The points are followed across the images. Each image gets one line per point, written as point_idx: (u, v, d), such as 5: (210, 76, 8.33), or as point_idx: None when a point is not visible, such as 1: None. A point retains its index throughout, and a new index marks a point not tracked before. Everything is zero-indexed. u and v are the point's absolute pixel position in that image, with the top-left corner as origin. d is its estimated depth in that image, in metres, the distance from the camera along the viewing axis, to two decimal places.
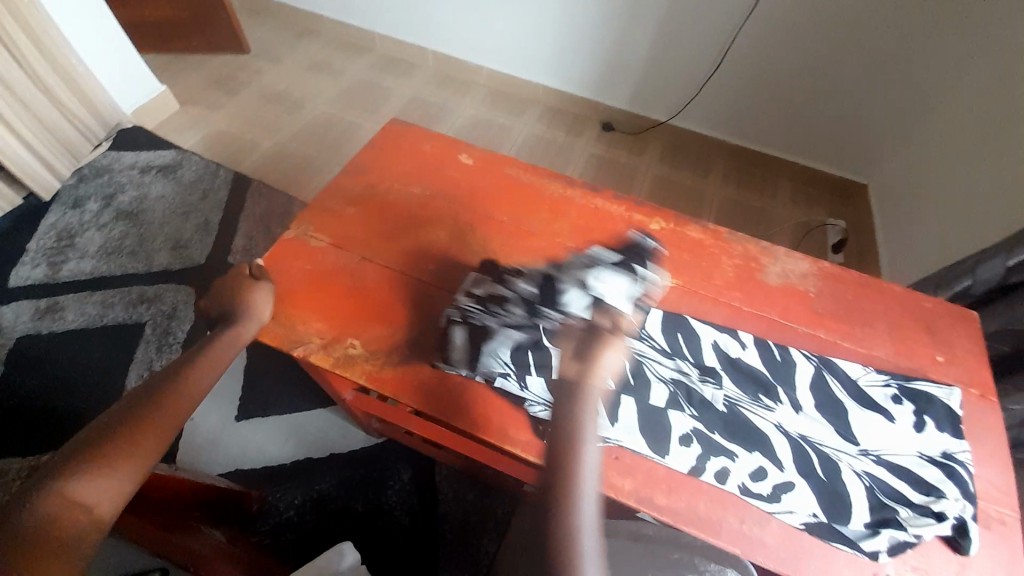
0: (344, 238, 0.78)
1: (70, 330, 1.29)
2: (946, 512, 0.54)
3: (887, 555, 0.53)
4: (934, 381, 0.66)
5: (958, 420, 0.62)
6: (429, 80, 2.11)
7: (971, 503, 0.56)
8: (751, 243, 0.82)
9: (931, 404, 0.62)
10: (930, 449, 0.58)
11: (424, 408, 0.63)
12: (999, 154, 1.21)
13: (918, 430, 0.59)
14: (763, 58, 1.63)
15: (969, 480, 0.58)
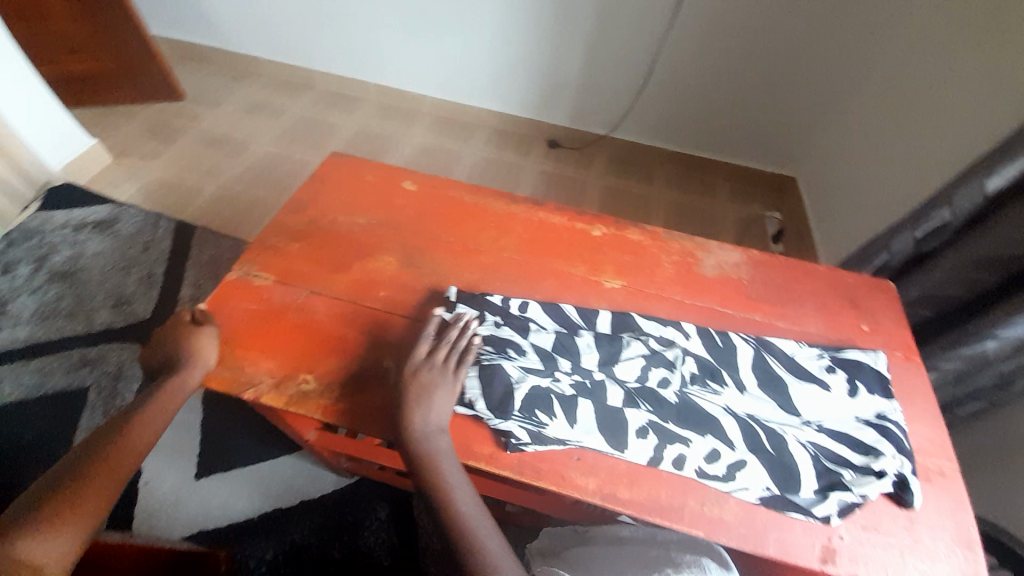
0: (290, 273, 0.77)
1: (7, 402, 1.19)
2: (888, 469, 0.58)
3: (837, 516, 0.57)
4: (862, 348, 0.71)
5: (887, 382, 0.67)
6: (374, 111, 2.14)
7: (908, 459, 0.60)
8: (688, 240, 0.87)
9: (859, 370, 0.67)
10: (863, 412, 0.63)
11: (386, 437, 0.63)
12: (898, 139, 1.35)
13: (852, 395, 0.64)
14: (687, 77, 1.77)
15: (903, 437, 0.62)
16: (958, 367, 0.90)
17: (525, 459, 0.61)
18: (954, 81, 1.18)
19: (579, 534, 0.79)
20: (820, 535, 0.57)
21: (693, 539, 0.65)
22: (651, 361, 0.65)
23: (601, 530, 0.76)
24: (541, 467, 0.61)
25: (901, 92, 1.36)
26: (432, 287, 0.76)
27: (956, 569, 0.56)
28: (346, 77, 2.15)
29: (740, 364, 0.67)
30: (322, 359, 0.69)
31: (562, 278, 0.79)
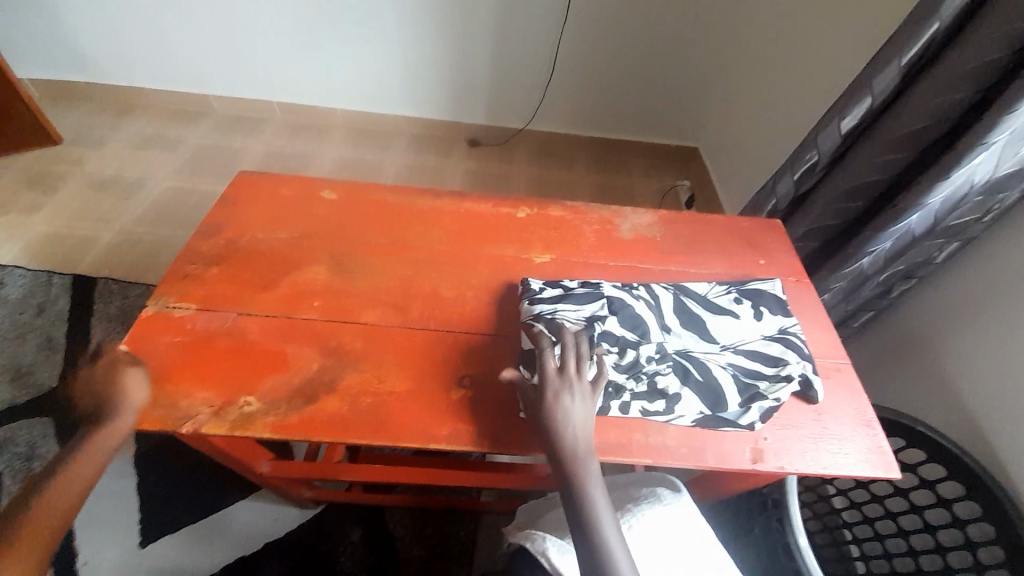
0: (212, 299, 0.74)
1: None
2: (794, 372, 0.68)
3: (760, 422, 0.65)
4: (761, 279, 0.82)
5: (785, 303, 0.77)
6: (281, 131, 2.07)
7: (809, 363, 0.70)
8: (604, 210, 0.93)
9: (761, 298, 0.76)
10: (769, 331, 0.72)
11: (343, 439, 0.63)
12: (776, 99, 1.54)
13: (757, 318, 0.73)
14: (590, 63, 1.89)
15: (803, 345, 0.72)
16: (845, 286, 1.04)
17: (484, 432, 0.64)
18: (814, 42, 1.37)
19: (552, 502, 0.85)
20: (747, 441, 0.66)
21: (645, 479, 0.80)
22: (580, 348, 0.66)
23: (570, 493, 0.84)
24: (500, 436, 0.64)
25: (773, 55, 1.55)
26: (369, 288, 0.77)
27: (861, 445, 0.66)
28: (245, 99, 2.07)
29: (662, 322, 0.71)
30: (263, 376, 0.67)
31: (495, 260, 0.83)
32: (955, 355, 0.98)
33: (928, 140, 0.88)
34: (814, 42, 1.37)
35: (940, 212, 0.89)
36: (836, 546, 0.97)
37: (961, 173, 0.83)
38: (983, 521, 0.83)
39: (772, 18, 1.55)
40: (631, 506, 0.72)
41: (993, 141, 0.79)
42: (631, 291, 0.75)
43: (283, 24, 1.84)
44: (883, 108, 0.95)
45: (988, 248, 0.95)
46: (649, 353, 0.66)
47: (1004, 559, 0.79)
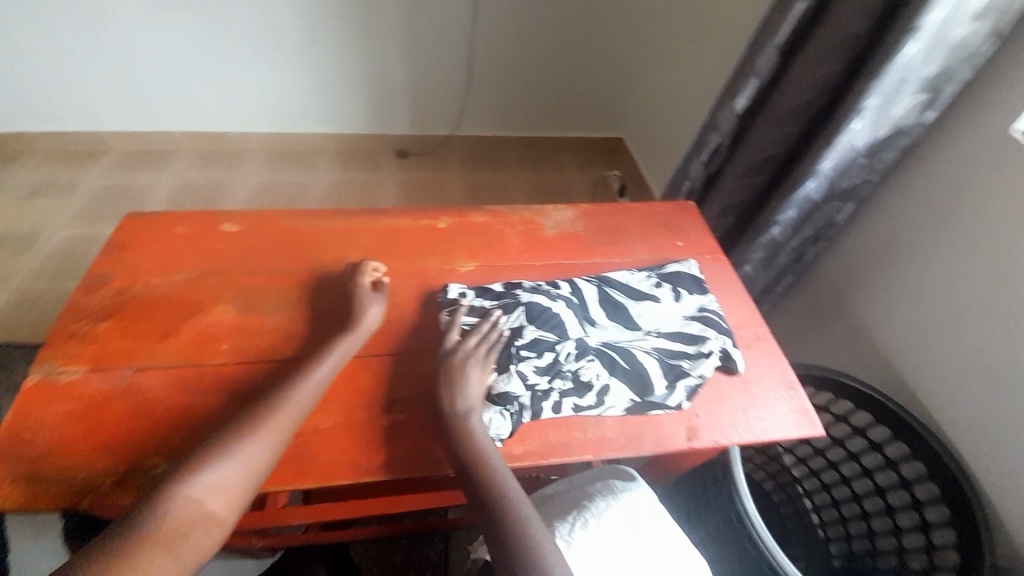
0: (105, 357, 0.67)
1: None
2: (714, 348, 0.72)
3: (687, 401, 0.68)
4: (678, 261, 0.86)
5: (702, 282, 0.81)
6: (191, 162, 1.93)
7: (728, 337, 0.74)
8: (526, 210, 0.93)
9: (680, 279, 0.80)
10: (688, 310, 0.76)
11: (283, 487, 0.58)
12: (689, 85, 1.62)
13: (678, 300, 0.77)
14: (508, 62, 1.90)
15: (721, 320, 0.76)
16: (762, 254, 1.11)
17: (420, 455, 0.62)
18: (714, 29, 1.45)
19: None
20: (681, 421, 0.67)
21: (596, 473, 0.80)
22: (498, 359, 0.67)
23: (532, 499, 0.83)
24: (438, 456, 0.62)
25: (681, 44, 1.63)
26: (281, 321, 0.72)
27: (786, 406, 0.70)
28: (145, 132, 1.92)
29: (588, 318, 0.73)
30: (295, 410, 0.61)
31: (419, 275, 0.80)
32: (867, 306, 1.06)
33: (813, 111, 0.94)
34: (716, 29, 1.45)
35: (833, 176, 0.96)
36: (790, 503, 1.07)
37: (843, 141, 0.90)
38: (914, 460, 0.92)
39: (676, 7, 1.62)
40: (587, 503, 0.72)
41: (867, 105, 0.85)
42: (553, 291, 0.76)
43: (177, 47, 1.72)
44: (769, 86, 1.00)
45: (879, 205, 1.04)
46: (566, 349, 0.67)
47: (940, 494, 0.87)
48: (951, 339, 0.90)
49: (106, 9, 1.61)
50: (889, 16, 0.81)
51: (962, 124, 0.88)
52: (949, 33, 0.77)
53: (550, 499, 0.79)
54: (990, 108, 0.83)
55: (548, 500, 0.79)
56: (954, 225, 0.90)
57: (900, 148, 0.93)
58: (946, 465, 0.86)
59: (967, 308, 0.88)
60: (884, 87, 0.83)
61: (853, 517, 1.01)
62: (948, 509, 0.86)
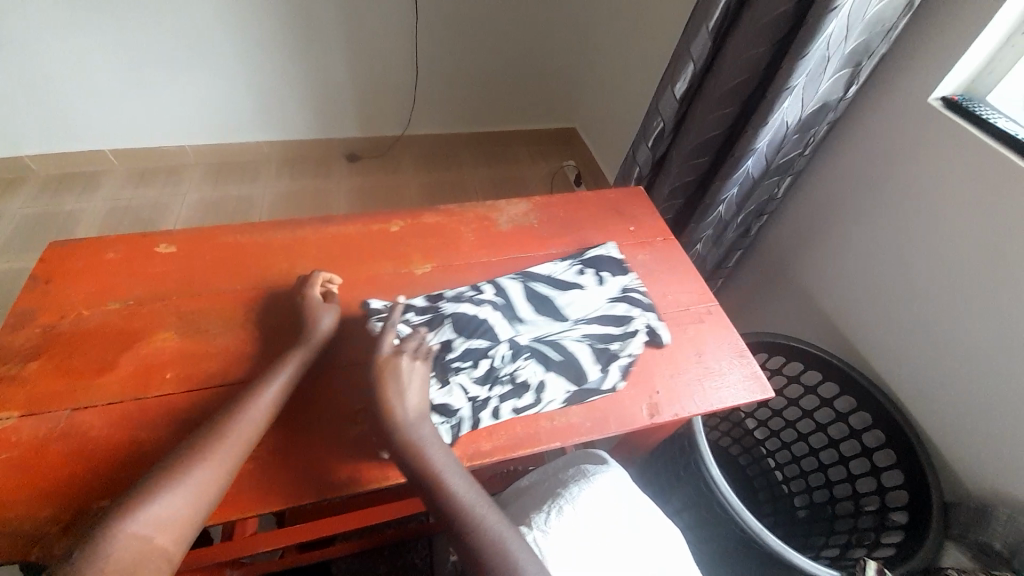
0: (38, 400, 0.63)
1: None
2: (639, 325, 0.75)
3: (622, 380, 0.70)
4: (597, 245, 0.88)
5: (622, 263, 0.85)
6: (124, 181, 1.82)
7: (653, 312, 0.78)
8: (480, 207, 0.93)
9: (600, 262, 0.84)
10: (611, 293, 0.79)
11: (248, 513, 0.56)
12: (635, 72, 1.65)
13: (601, 284, 0.80)
14: (455, 58, 1.88)
15: (644, 297, 0.80)
16: (712, 232, 1.15)
17: (388, 463, 0.61)
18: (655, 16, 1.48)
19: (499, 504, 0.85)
20: (642, 398, 0.69)
21: (570, 459, 0.82)
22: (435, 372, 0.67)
23: (513, 491, 0.84)
24: (405, 461, 0.61)
25: (626, 33, 1.66)
26: (231, 342, 0.69)
27: (740, 373, 0.74)
28: (69, 152, 1.78)
29: (517, 318, 0.73)
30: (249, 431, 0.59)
31: (374, 282, 0.79)
32: (810, 272, 1.13)
33: (747, 92, 0.97)
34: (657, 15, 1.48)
35: (769, 153, 1.00)
36: (756, 464, 1.13)
37: (776, 119, 0.94)
38: (861, 410, 0.99)
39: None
40: (562, 490, 0.73)
41: (795, 84, 0.89)
42: (478, 297, 0.75)
43: (97, 59, 1.61)
44: (704, 70, 1.03)
45: (814, 176, 1.09)
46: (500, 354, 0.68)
47: (886, 439, 0.95)
48: (886, 298, 0.97)
49: (10, 22, 1.49)
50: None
51: (883, 96, 0.93)
52: (865, 11, 0.81)
53: (529, 490, 0.80)
54: (907, 79, 0.89)
55: (527, 491, 0.80)
56: (882, 192, 0.96)
57: (829, 122, 0.99)
58: (889, 411, 0.93)
59: (899, 268, 0.95)
60: (809, 66, 0.86)
61: (812, 470, 1.07)
62: (894, 452, 0.94)
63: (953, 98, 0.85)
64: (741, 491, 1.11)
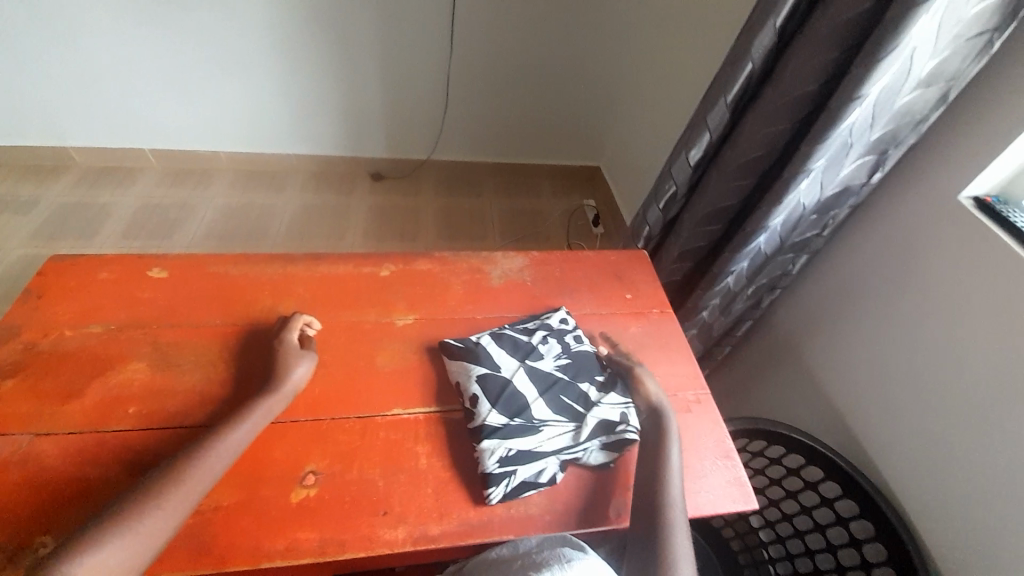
0: (2, 421, 0.63)
1: None
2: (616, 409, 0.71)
3: (562, 470, 0.65)
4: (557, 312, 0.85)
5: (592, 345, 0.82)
6: (157, 180, 1.90)
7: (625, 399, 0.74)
8: (475, 257, 0.91)
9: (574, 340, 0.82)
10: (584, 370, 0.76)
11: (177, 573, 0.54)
12: (662, 123, 1.63)
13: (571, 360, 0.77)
14: (484, 92, 1.91)
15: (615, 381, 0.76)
16: (719, 302, 1.10)
17: (327, 536, 0.58)
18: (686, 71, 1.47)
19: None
20: (612, 494, 0.65)
21: (558, 537, 0.60)
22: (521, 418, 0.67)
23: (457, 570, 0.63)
24: (343, 537, 0.58)
25: (656, 83, 1.65)
26: (200, 381, 0.68)
27: (721, 477, 0.69)
28: (112, 148, 1.88)
29: (487, 380, 0.70)
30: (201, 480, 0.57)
31: (352, 330, 0.77)
32: (821, 357, 1.06)
33: (764, 167, 0.94)
34: (688, 70, 1.46)
35: (784, 231, 0.96)
36: (748, 553, 0.99)
37: (792, 199, 0.89)
38: (863, 517, 0.90)
39: (652, 47, 1.64)
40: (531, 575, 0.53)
41: (814, 167, 0.84)
42: (537, 344, 0.76)
43: (147, 66, 1.70)
44: (721, 140, 1.00)
45: (832, 257, 1.04)
46: (489, 418, 0.67)
47: (886, 555, 0.86)
48: (900, 399, 0.90)
49: (75, 27, 1.60)
50: (834, 81, 0.80)
51: (911, 185, 0.88)
52: (892, 102, 0.77)
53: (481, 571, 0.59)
54: (937, 172, 0.83)
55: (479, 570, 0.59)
56: (904, 285, 0.90)
57: (850, 206, 0.94)
58: (893, 525, 0.85)
59: (916, 368, 0.88)
60: (830, 150, 0.82)
61: (807, 573, 0.95)
62: (895, 571, 0.84)
63: (985, 199, 0.79)
64: None
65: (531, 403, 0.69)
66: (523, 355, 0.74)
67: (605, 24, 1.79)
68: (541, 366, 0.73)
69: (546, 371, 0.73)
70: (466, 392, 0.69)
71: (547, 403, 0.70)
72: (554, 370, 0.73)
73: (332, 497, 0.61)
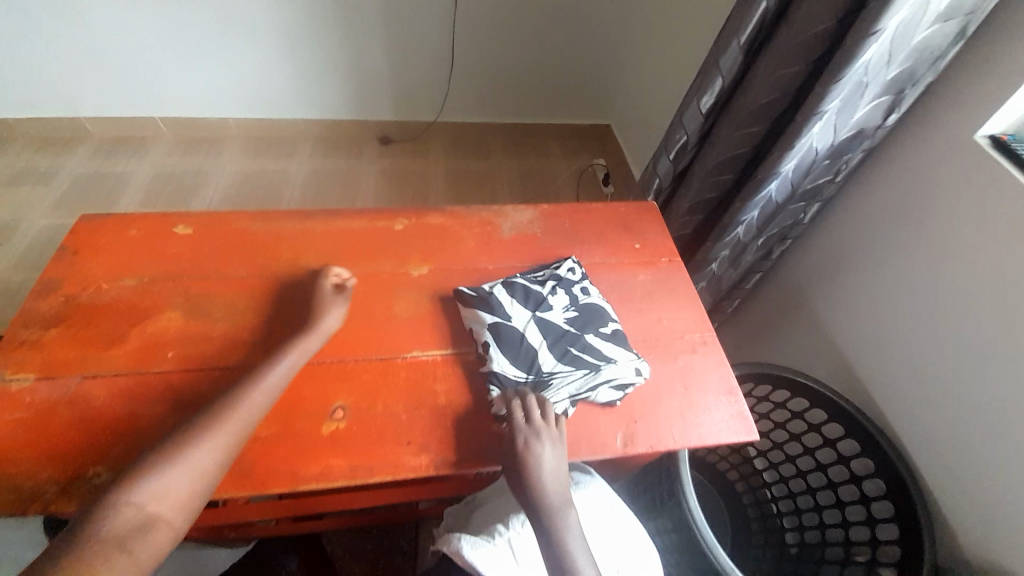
0: (51, 365, 0.68)
1: None
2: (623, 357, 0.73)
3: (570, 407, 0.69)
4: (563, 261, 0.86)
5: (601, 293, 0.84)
6: (170, 148, 1.92)
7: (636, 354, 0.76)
8: (486, 210, 0.93)
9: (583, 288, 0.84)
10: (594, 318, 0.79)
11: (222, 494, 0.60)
12: (674, 74, 1.58)
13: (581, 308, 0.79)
14: (490, 48, 1.86)
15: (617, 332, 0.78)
16: (728, 253, 1.11)
17: (357, 463, 0.63)
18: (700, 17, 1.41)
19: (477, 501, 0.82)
20: (620, 427, 0.70)
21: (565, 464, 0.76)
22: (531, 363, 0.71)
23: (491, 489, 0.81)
24: (372, 463, 0.63)
25: (668, 32, 1.59)
26: (229, 329, 0.73)
27: (725, 412, 0.72)
28: (123, 118, 1.89)
29: (498, 328, 0.73)
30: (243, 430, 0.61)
31: (370, 280, 0.80)
32: (829, 305, 1.07)
33: (777, 112, 0.92)
34: (703, 15, 1.40)
35: (795, 178, 0.95)
36: (752, 494, 1.08)
37: (803, 143, 0.88)
38: (864, 456, 0.94)
39: None
40: None
41: (827, 109, 0.83)
42: (548, 293, 0.78)
43: (149, 30, 1.68)
44: (734, 86, 0.98)
45: (844, 205, 1.03)
46: (500, 363, 0.70)
47: (885, 490, 0.91)
48: (905, 343, 0.91)
49: None
50: (852, 16, 0.78)
51: (928, 127, 0.86)
52: (911, 37, 0.75)
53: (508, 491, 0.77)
54: (955, 112, 0.81)
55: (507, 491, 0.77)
56: (916, 229, 0.89)
57: (864, 150, 0.93)
58: (893, 461, 0.89)
59: (923, 312, 0.89)
60: (844, 91, 0.80)
61: (807, 509, 1.04)
62: (893, 504, 0.90)
63: (1001, 138, 0.78)
64: (732, 520, 1.08)
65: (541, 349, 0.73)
66: (534, 304, 0.77)
67: None
68: (551, 315, 0.76)
69: (556, 320, 0.76)
70: (478, 339, 0.73)
71: (557, 349, 0.73)
72: (564, 319, 0.76)
73: (361, 430, 0.65)
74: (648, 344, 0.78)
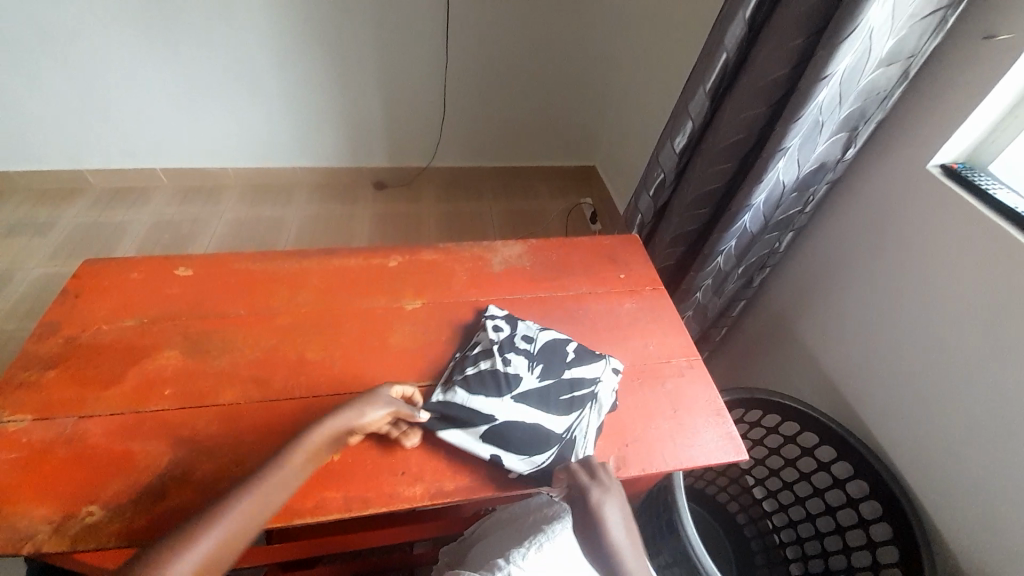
0: (47, 406, 0.69)
1: None
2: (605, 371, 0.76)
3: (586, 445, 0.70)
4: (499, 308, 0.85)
5: (590, 322, 0.87)
6: (170, 197, 1.98)
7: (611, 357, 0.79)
8: (476, 246, 0.97)
9: (572, 318, 0.86)
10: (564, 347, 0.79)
11: None
12: (651, 118, 1.69)
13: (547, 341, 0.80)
14: (479, 98, 1.98)
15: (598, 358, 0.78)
16: (711, 282, 1.15)
17: (352, 494, 0.64)
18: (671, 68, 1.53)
19: (479, 533, 0.84)
20: (611, 452, 0.71)
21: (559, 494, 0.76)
22: (535, 414, 0.70)
23: (493, 521, 0.83)
24: (367, 494, 0.64)
25: (643, 81, 1.71)
26: (226, 366, 0.74)
27: (713, 433, 0.74)
28: (125, 170, 1.96)
29: (492, 423, 0.68)
30: (315, 457, 0.63)
31: (366, 315, 0.83)
32: (812, 330, 1.11)
33: (745, 150, 0.99)
34: (673, 66, 1.53)
35: (767, 209, 1.01)
36: (753, 525, 1.09)
37: (771, 177, 0.94)
38: (859, 478, 0.95)
39: (639, 46, 1.71)
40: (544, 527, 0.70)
41: (788, 146, 0.90)
42: (515, 340, 0.78)
43: (157, 89, 1.79)
44: (704, 127, 1.06)
45: (815, 234, 1.09)
46: (520, 465, 0.66)
47: (883, 513, 0.91)
48: (886, 363, 0.94)
49: (89, 56, 1.69)
50: (804, 64, 0.86)
51: (883, 159, 0.93)
52: (857, 81, 0.83)
53: (507, 524, 0.79)
54: (906, 145, 0.89)
55: (506, 523, 0.79)
56: (885, 253, 0.94)
57: (828, 182, 1.00)
58: (886, 482, 0.90)
59: (902, 332, 0.92)
60: (803, 129, 0.88)
61: (809, 537, 1.03)
62: (891, 526, 0.89)
63: (952, 166, 0.84)
64: (735, 553, 1.08)
65: (536, 390, 0.72)
66: (505, 348, 0.76)
67: (592, 27, 1.86)
68: (526, 354, 0.76)
69: (533, 357, 0.76)
70: (484, 456, 0.67)
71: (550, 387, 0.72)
72: (539, 355, 0.76)
73: (357, 462, 0.66)
74: (637, 369, 0.81)
